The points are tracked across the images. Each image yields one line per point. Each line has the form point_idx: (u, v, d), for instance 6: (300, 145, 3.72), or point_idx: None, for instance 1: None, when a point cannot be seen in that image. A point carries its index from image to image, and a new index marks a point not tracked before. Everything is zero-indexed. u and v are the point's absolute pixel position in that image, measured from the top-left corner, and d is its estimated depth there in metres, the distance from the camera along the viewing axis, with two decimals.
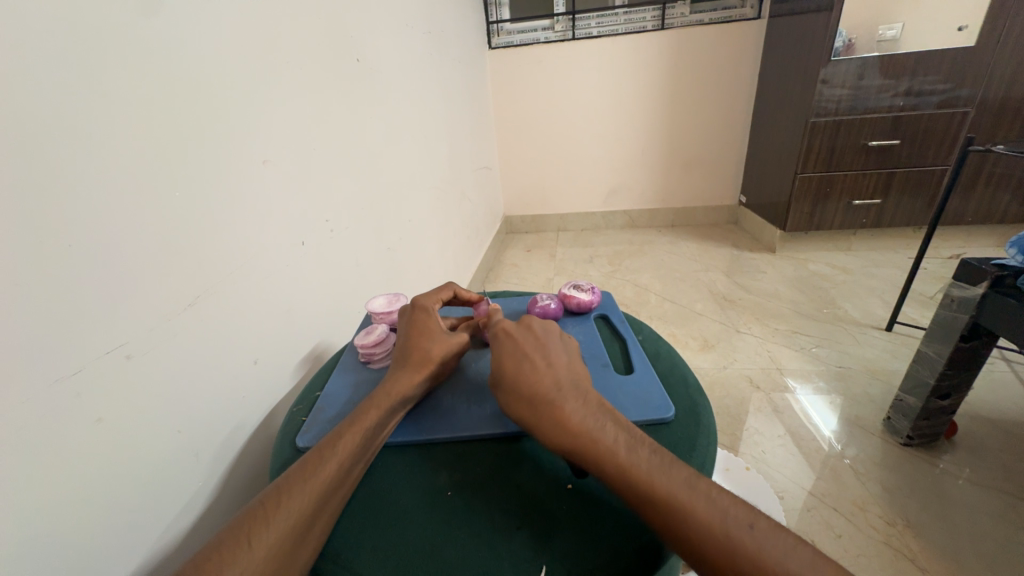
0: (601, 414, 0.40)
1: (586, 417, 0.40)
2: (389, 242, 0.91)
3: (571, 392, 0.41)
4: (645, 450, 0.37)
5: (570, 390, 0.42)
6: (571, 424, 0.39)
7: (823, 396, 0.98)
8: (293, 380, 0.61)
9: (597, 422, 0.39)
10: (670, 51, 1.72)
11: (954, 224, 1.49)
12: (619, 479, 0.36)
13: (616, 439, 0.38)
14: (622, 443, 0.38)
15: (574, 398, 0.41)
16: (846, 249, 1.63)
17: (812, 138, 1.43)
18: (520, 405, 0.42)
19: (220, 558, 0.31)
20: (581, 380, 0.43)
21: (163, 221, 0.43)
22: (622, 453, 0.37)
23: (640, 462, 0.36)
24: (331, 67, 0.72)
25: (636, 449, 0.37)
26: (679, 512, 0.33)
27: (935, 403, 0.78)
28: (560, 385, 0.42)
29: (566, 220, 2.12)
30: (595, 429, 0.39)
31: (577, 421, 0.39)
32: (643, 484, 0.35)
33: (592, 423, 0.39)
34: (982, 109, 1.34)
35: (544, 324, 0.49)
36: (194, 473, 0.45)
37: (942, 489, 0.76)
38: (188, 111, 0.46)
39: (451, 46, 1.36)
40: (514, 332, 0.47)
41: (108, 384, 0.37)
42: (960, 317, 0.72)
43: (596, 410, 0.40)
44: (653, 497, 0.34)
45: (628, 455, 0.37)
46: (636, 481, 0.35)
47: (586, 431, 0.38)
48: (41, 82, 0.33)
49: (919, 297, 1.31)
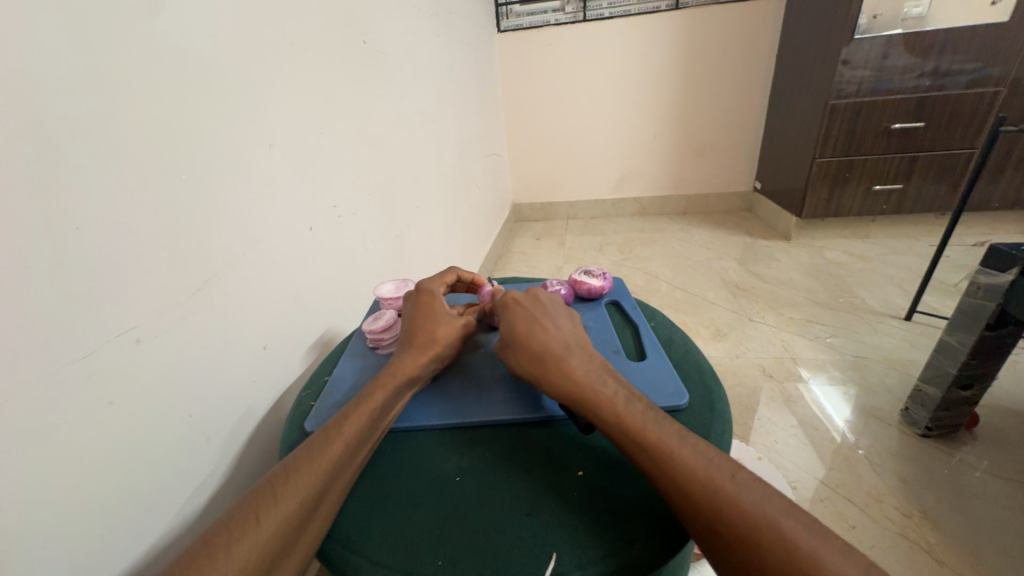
0: (604, 370, 0.41)
1: (590, 371, 0.41)
2: (397, 229, 0.90)
3: (577, 350, 0.43)
4: (642, 405, 0.38)
5: (577, 350, 0.43)
6: (575, 375, 0.40)
7: (839, 386, 0.96)
8: (304, 365, 0.62)
9: (600, 377, 0.40)
10: (685, 32, 1.66)
11: (979, 210, 1.44)
12: (614, 427, 0.37)
13: (616, 393, 0.39)
14: (621, 396, 0.38)
15: (580, 355, 0.42)
16: (864, 236, 1.59)
17: (832, 120, 1.39)
18: (523, 355, 0.44)
19: (229, 534, 0.31)
20: (585, 342, 0.44)
21: (172, 207, 0.43)
22: (620, 404, 0.38)
23: (637, 414, 0.37)
24: (336, 49, 0.70)
25: (633, 401, 0.38)
26: (675, 462, 0.33)
27: (956, 393, 0.76)
28: (567, 345, 0.43)
29: (575, 208, 2.09)
30: (598, 383, 0.40)
31: (581, 373, 0.40)
32: (638, 431, 0.35)
33: (594, 376, 0.40)
34: (1014, 89, 1.28)
35: (552, 296, 0.50)
36: (207, 456, 0.46)
37: (962, 481, 0.74)
38: (193, 96, 0.45)
39: (459, 29, 1.33)
40: (523, 300, 0.48)
41: (120, 367, 0.38)
42: (985, 305, 0.69)
43: (600, 367, 0.41)
44: (648, 445, 0.34)
45: (625, 406, 0.37)
46: (628, 426, 0.36)
47: (587, 381, 0.40)
48: (49, 66, 0.33)
49: (940, 286, 1.27)
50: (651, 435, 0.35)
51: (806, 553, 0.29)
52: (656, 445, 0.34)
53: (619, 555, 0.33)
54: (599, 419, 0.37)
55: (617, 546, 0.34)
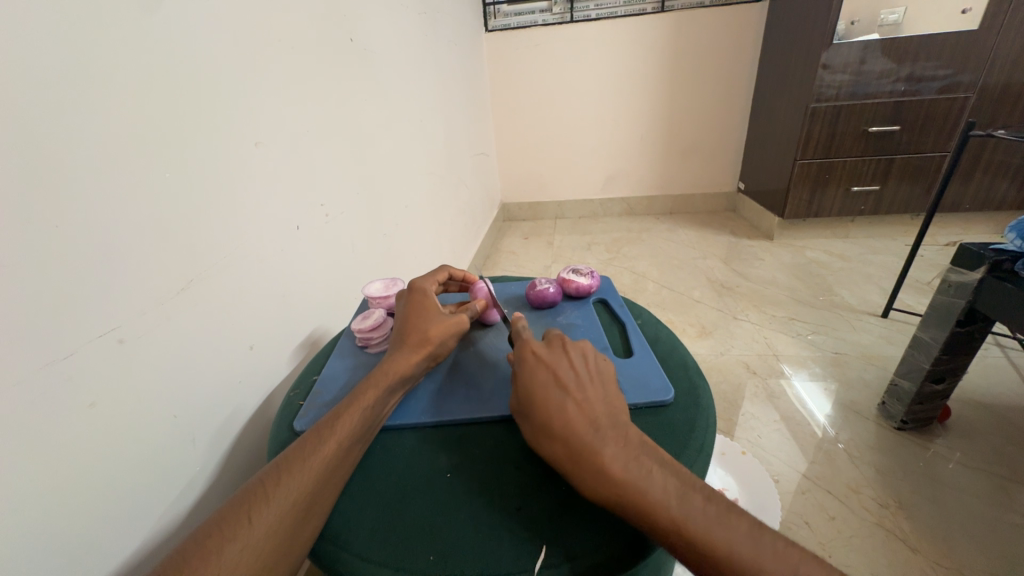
0: (644, 456, 0.35)
1: (629, 462, 0.35)
2: (384, 228, 0.90)
3: (610, 432, 0.36)
4: (699, 498, 0.33)
5: (609, 429, 0.37)
6: (613, 472, 0.34)
7: (820, 382, 0.99)
8: (292, 364, 0.61)
9: (642, 468, 0.34)
10: (670, 35, 1.69)
11: (951, 211, 1.49)
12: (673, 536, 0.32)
13: (664, 490, 0.33)
14: (671, 491, 0.33)
15: (615, 439, 0.36)
16: (843, 236, 1.63)
17: (812, 124, 1.42)
18: (551, 442, 0.37)
19: (221, 533, 0.31)
20: (618, 411, 0.38)
21: (156, 205, 0.42)
22: (675, 506, 0.33)
23: (697, 516, 0.32)
24: (322, 46, 0.70)
25: (689, 499, 0.33)
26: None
27: (929, 387, 0.79)
28: (598, 424, 0.37)
29: (563, 207, 2.10)
30: (642, 478, 0.34)
31: (619, 468, 0.34)
32: (704, 543, 0.31)
33: (637, 470, 0.34)
34: (983, 94, 1.33)
35: (578, 344, 0.43)
36: (193, 458, 0.45)
37: (935, 472, 0.77)
38: (178, 95, 0.44)
39: (446, 28, 1.32)
40: (544, 356, 0.42)
41: (102, 368, 0.37)
42: (956, 302, 0.72)
43: (638, 451, 0.36)
44: (716, 557, 0.31)
45: (680, 508, 0.33)
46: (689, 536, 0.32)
47: (631, 479, 0.34)
48: (29, 62, 0.32)
49: (915, 284, 1.31)
50: (722, 550, 0.31)
51: None
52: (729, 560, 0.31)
53: (607, 546, 0.34)
54: (654, 529, 0.32)
55: (605, 538, 0.35)
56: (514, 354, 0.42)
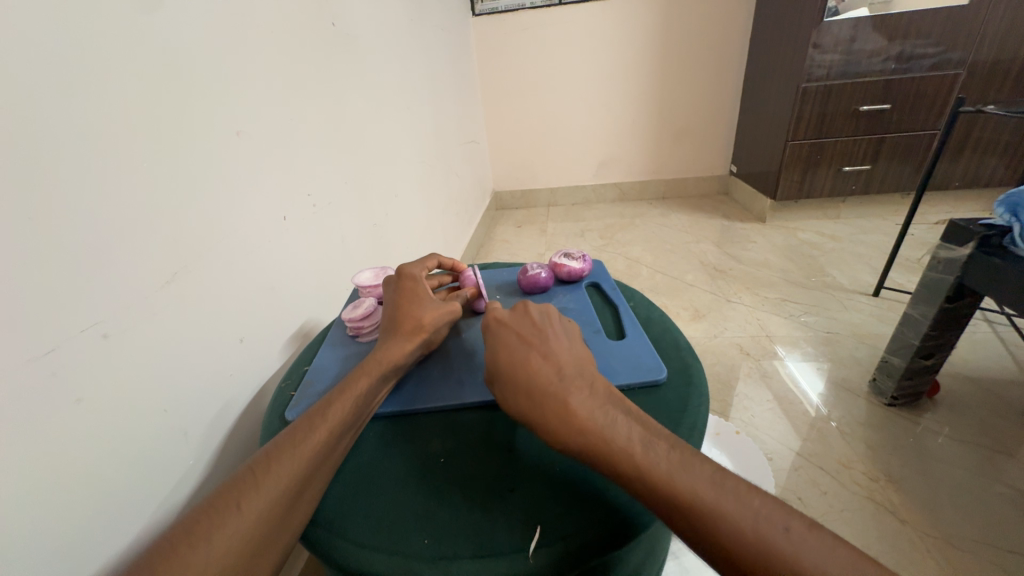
0: (610, 406, 0.38)
1: (594, 410, 0.37)
2: (374, 218, 0.89)
3: (576, 381, 0.39)
4: (662, 446, 0.35)
5: (575, 381, 0.39)
6: (579, 418, 0.36)
7: (811, 361, 1.00)
8: (283, 358, 0.61)
9: (608, 416, 0.37)
10: (660, 15, 1.66)
11: (941, 189, 1.50)
12: (635, 480, 0.34)
13: (630, 436, 0.35)
14: (637, 439, 0.35)
15: (580, 388, 0.38)
16: (835, 217, 1.64)
17: (803, 104, 1.41)
18: (522, 400, 0.39)
19: (210, 520, 0.31)
20: (585, 364, 0.41)
21: (137, 195, 0.41)
22: (638, 450, 0.35)
23: (660, 460, 0.34)
24: (303, 29, 0.68)
25: (653, 444, 0.35)
26: (706, 516, 0.31)
27: (919, 363, 0.80)
28: (564, 375, 0.39)
29: (556, 194, 2.09)
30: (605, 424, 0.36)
31: (585, 414, 0.37)
32: (665, 482, 0.33)
33: (602, 416, 0.37)
34: (974, 71, 1.33)
35: (542, 307, 0.47)
36: (185, 453, 0.45)
37: (924, 446, 0.79)
38: (155, 82, 0.43)
39: (432, 12, 1.29)
40: (507, 317, 0.45)
41: (84, 364, 0.36)
42: (946, 279, 0.72)
43: (604, 402, 0.38)
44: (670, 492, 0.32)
45: (645, 453, 0.34)
46: (654, 482, 0.33)
47: (597, 428, 0.36)
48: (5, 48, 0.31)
49: (906, 263, 1.32)
50: (679, 488, 0.32)
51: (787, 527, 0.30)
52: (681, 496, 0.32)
53: (603, 523, 0.34)
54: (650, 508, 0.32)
55: (598, 518, 0.35)
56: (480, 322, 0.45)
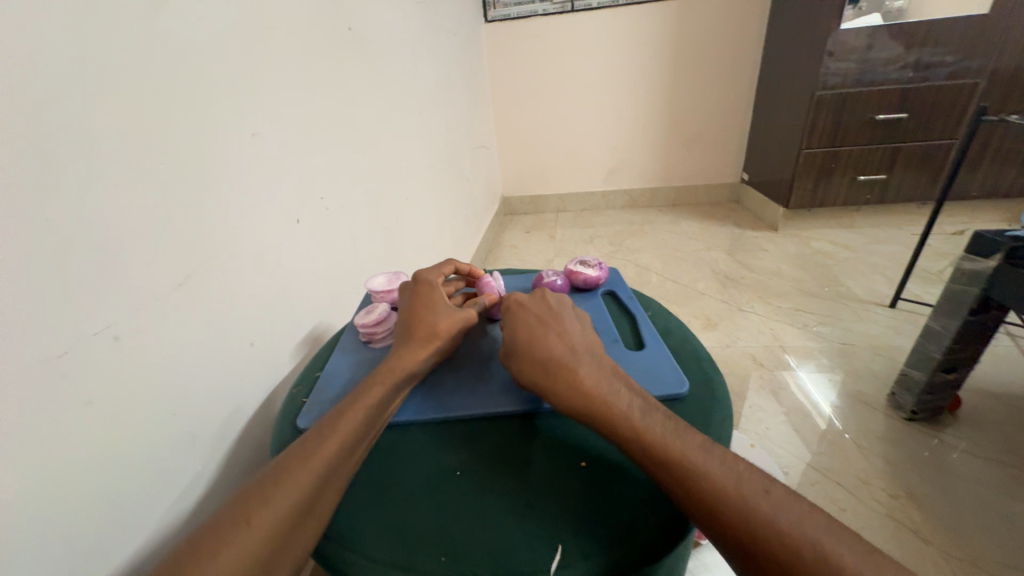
0: (615, 379, 0.38)
1: (600, 381, 0.38)
2: (385, 223, 0.89)
3: (585, 356, 0.40)
4: (660, 416, 0.35)
5: (585, 355, 0.40)
6: (583, 385, 0.37)
7: (826, 373, 0.98)
8: (294, 361, 0.60)
9: (612, 387, 0.37)
10: (672, 23, 1.66)
11: (959, 199, 1.47)
12: (630, 442, 0.34)
13: (630, 404, 0.36)
14: (636, 407, 0.36)
15: (589, 362, 0.39)
16: (849, 226, 1.61)
17: (818, 112, 1.40)
18: (527, 365, 0.41)
19: (219, 538, 0.30)
20: (596, 347, 0.42)
21: (152, 196, 0.41)
22: (638, 417, 0.35)
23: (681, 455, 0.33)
24: (320, 33, 0.68)
25: (651, 413, 0.35)
26: (736, 514, 0.30)
27: (940, 376, 0.78)
28: (574, 350, 0.40)
29: (565, 200, 2.08)
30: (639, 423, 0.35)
31: (590, 383, 0.37)
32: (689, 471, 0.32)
33: (607, 386, 0.37)
34: (993, 80, 1.31)
35: (560, 296, 0.47)
36: (194, 458, 0.44)
37: (946, 463, 0.76)
38: (170, 83, 0.43)
39: (445, 17, 1.30)
40: (527, 302, 0.46)
41: (97, 366, 0.36)
42: (970, 291, 0.70)
43: (611, 376, 0.38)
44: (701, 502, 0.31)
45: (642, 420, 0.35)
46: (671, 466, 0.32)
47: (599, 394, 0.37)
48: (23, 46, 0.31)
49: (923, 274, 1.29)
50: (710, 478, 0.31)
51: (821, 551, 0.28)
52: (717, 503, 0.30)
53: (624, 545, 0.33)
54: None
55: (620, 537, 0.33)
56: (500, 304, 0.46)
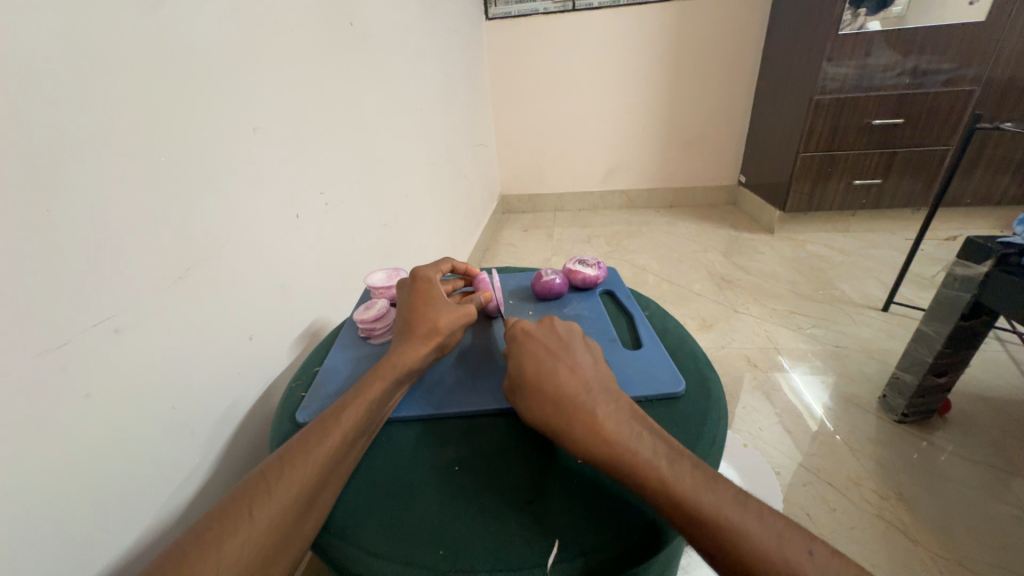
0: (634, 420, 0.37)
1: (621, 424, 0.36)
2: (384, 219, 0.89)
3: (600, 394, 0.38)
4: (687, 464, 0.34)
5: (601, 394, 0.38)
6: (604, 430, 0.36)
7: (819, 375, 0.99)
8: (292, 356, 0.60)
9: (633, 430, 0.36)
10: (672, 24, 1.67)
11: (952, 205, 1.49)
12: (659, 493, 0.33)
13: (655, 450, 0.35)
14: (662, 454, 0.34)
15: (605, 400, 0.38)
16: (844, 230, 1.63)
17: (816, 116, 1.41)
18: (542, 406, 0.39)
19: (221, 526, 0.30)
20: (610, 381, 0.40)
21: (153, 190, 0.41)
22: (664, 465, 0.34)
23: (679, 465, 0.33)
24: (321, 27, 0.68)
25: (678, 461, 0.34)
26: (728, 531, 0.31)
27: (931, 380, 0.79)
28: (590, 388, 0.39)
29: (563, 199, 2.09)
30: (629, 437, 0.35)
31: (612, 427, 0.36)
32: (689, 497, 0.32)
33: (627, 430, 0.36)
34: (988, 88, 1.32)
35: (567, 323, 0.46)
36: (193, 450, 0.44)
37: (934, 465, 0.78)
38: (170, 75, 0.42)
39: (446, 14, 1.29)
40: (534, 331, 0.44)
41: (97, 357, 0.36)
42: (961, 296, 0.71)
43: (628, 416, 0.37)
44: (694, 510, 0.32)
45: (671, 469, 0.33)
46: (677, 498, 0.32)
47: (623, 441, 0.35)
48: (21, 37, 0.31)
49: (916, 278, 1.31)
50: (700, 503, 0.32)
51: None
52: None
53: (621, 541, 0.33)
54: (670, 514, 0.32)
55: (617, 533, 0.34)
56: (506, 334, 0.45)
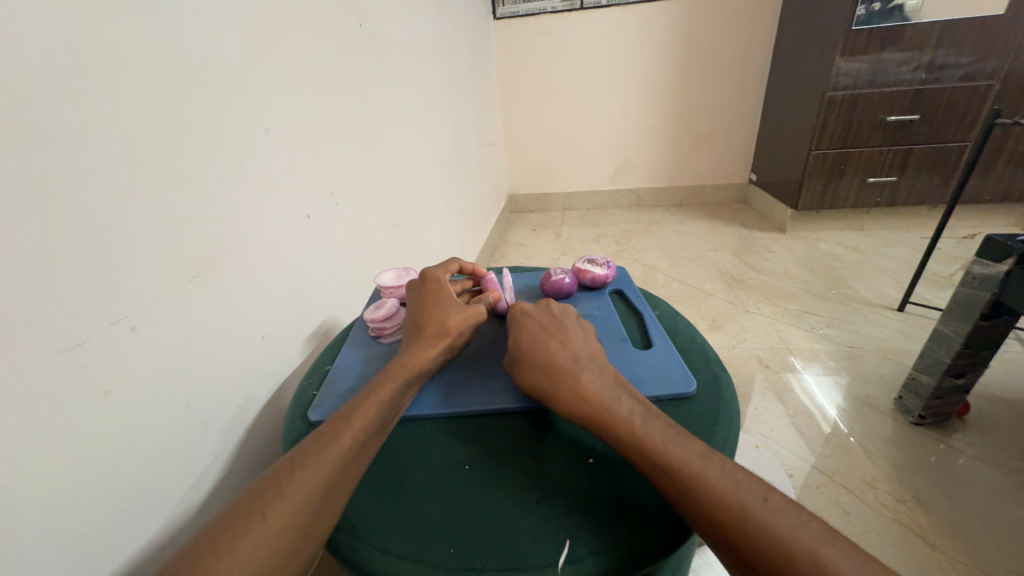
0: (617, 386, 0.39)
1: (603, 388, 0.38)
2: (394, 219, 0.89)
3: (587, 363, 0.40)
4: (660, 423, 0.36)
5: (588, 364, 0.41)
6: (585, 392, 0.38)
7: (832, 375, 0.97)
8: (303, 354, 0.61)
9: (613, 394, 0.38)
10: (682, 21, 1.65)
11: (971, 202, 1.45)
12: (632, 448, 0.35)
13: (631, 410, 0.37)
14: (637, 413, 0.36)
15: (591, 369, 0.40)
16: (858, 228, 1.60)
17: (829, 112, 1.39)
18: (532, 373, 0.41)
19: (236, 528, 0.30)
20: (598, 355, 0.42)
21: (168, 190, 0.41)
22: (638, 424, 0.35)
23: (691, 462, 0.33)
24: (331, 29, 0.68)
25: (652, 421, 0.35)
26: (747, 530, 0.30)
27: (948, 381, 0.77)
28: (577, 358, 0.41)
29: (571, 199, 2.08)
30: (609, 399, 0.37)
31: (592, 389, 0.38)
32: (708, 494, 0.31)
33: (608, 394, 0.38)
34: (1009, 82, 1.29)
35: (562, 304, 0.48)
36: (207, 447, 0.45)
37: (954, 468, 0.76)
38: (184, 77, 0.43)
39: (454, 14, 1.30)
40: (532, 311, 0.47)
41: (115, 354, 0.36)
42: (981, 296, 0.70)
43: (613, 383, 0.39)
44: (711, 509, 0.31)
45: (643, 426, 0.35)
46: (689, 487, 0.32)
47: (602, 401, 0.37)
48: (42, 42, 0.32)
49: (933, 278, 1.28)
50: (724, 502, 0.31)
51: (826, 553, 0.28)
52: (722, 507, 0.31)
53: (633, 541, 0.33)
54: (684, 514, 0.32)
55: (630, 534, 0.34)
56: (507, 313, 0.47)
